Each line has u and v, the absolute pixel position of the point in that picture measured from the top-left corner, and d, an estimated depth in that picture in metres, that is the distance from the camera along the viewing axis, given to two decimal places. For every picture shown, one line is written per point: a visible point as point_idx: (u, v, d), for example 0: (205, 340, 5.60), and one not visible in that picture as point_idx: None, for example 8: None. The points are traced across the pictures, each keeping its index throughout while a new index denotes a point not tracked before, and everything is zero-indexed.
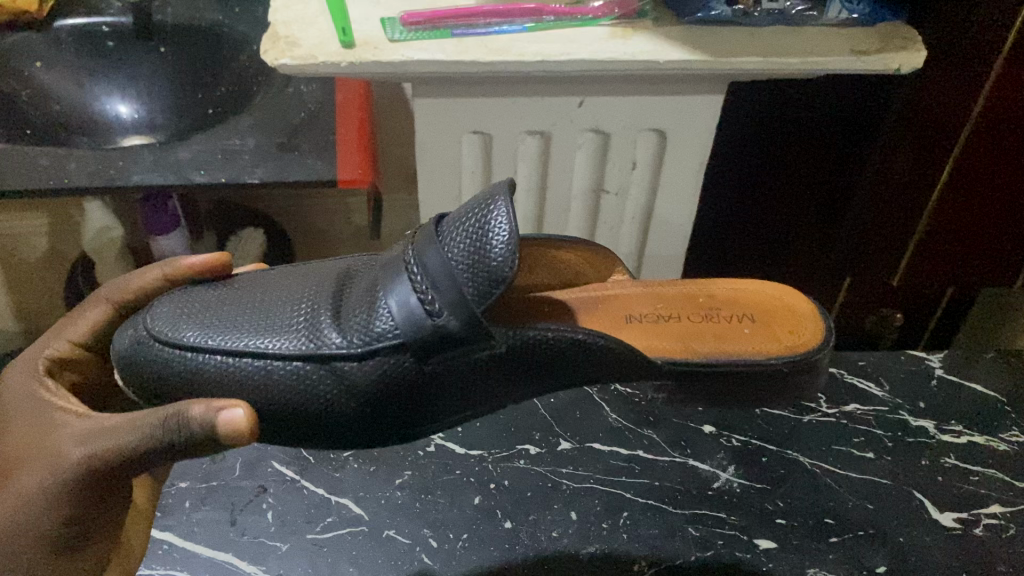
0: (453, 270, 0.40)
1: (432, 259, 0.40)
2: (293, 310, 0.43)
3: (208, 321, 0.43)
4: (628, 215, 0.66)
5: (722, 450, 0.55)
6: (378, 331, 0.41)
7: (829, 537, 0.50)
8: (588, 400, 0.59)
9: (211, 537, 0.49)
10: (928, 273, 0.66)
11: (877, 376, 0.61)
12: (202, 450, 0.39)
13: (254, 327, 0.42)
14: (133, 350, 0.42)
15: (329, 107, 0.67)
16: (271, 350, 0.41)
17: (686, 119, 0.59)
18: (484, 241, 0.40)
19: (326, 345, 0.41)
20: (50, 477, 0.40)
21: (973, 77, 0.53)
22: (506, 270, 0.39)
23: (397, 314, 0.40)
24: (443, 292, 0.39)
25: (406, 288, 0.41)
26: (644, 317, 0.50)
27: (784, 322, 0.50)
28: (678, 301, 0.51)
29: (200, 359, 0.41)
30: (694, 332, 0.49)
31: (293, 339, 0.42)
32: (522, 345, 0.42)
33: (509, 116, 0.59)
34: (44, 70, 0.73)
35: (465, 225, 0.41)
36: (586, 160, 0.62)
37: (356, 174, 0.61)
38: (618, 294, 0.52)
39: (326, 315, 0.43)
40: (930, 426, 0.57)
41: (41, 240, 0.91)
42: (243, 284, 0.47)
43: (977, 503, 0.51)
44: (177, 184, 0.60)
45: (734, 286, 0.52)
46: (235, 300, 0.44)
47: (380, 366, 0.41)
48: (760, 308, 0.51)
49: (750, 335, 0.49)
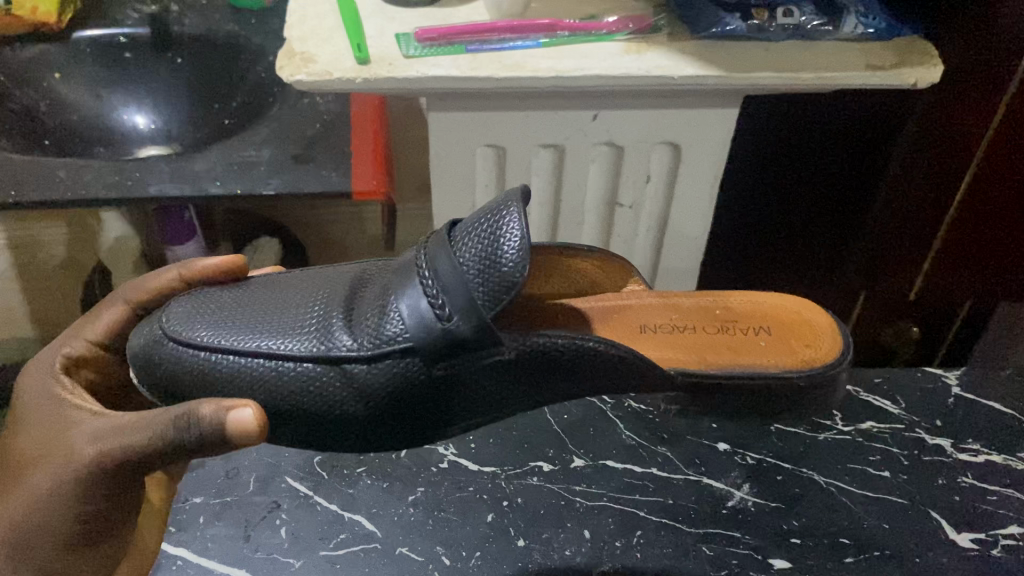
0: (464, 275, 0.40)
1: (443, 262, 0.40)
2: (305, 313, 0.43)
3: (220, 321, 0.43)
4: (643, 227, 0.66)
5: (736, 468, 0.55)
6: (388, 334, 0.41)
7: (845, 557, 0.49)
8: (601, 417, 0.59)
9: (225, 553, 0.49)
10: (947, 285, 0.65)
11: (893, 394, 0.61)
12: (210, 452, 0.39)
13: (266, 328, 0.42)
14: (147, 349, 0.42)
15: (344, 119, 0.68)
16: (283, 352, 0.41)
17: (701, 133, 0.59)
18: (496, 247, 0.39)
19: (337, 348, 0.41)
20: (64, 473, 0.41)
21: (993, 91, 0.53)
22: (516, 276, 0.39)
23: (407, 318, 0.40)
24: (454, 296, 0.39)
25: (417, 292, 0.40)
26: (658, 327, 0.50)
27: (799, 335, 0.50)
28: (693, 312, 0.51)
29: (211, 359, 0.41)
30: (708, 344, 0.49)
31: (305, 341, 0.42)
32: (533, 352, 0.41)
33: (525, 131, 0.59)
34: (63, 82, 0.74)
35: (477, 230, 0.41)
36: (600, 173, 0.62)
37: (371, 185, 0.61)
38: (631, 304, 0.51)
39: (338, 318, 0.43)
40: (947, 444, 0.57)
41: (59, 248, 0.92)
42: (258, 285, 0.47)
43: (996, 523, 0.51)
44: (193, 196, 0.60)
45: (751, 298, 0.52)
46: (248, 302, 0.45)
47: (390, 368, 0.41)
48: (777, 321, 0.51)
49: (765, 349, 0.49)
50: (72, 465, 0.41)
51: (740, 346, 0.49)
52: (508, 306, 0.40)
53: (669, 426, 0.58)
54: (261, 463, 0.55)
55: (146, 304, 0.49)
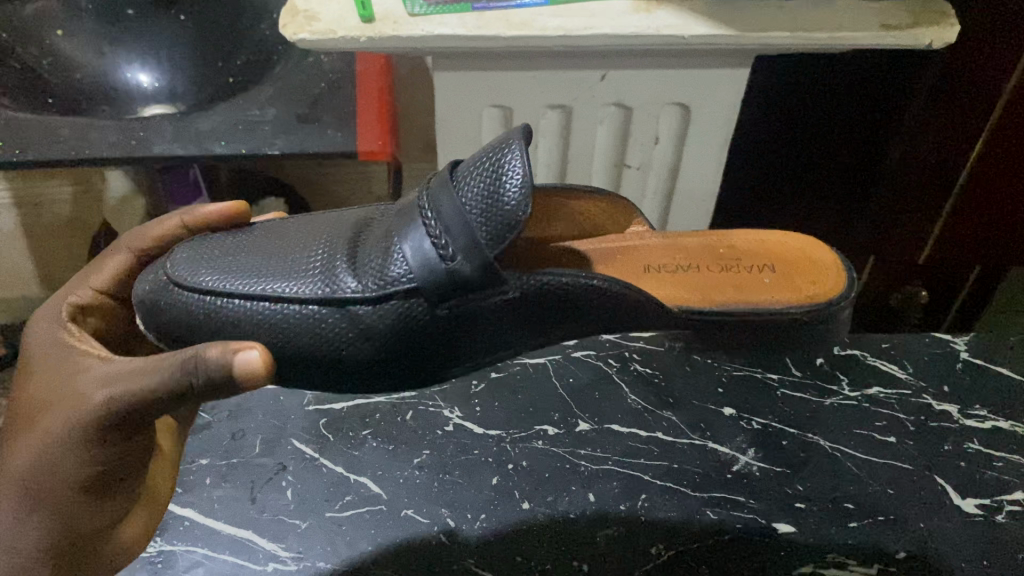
0: (466, 214, 0.39)
1: (445, 202, 0.40)
2: (309, 253, 0.43)
3: (225, 265, 0.42)
4: (650, 189, 0.65)
5: (742, 433, 0.55)
6: (392, 276, 0.40)
7: (850, 521, 0.49)
8: (607, 380, 0.59)
9: (232, 515, 0.49)
10: (955, 250, 0.64)
11: (901, 359, 0.60)
12: (217, 395, 0.39)
13: (271, 271, 0.42)
14: (154, 297, 0.42)
15: (349, 79, 0.67)
16: (289, 294, 0.41)
17: (710, 94, 0.58)
18: (497, 182, 0.39)
19: (343, 289, 0.41)
20: (72, 418, 0.41)
21: (1008, 49, 0.52)
22: (518, 214, 0.39)
23: (411, 259, 0.40)
24: (457, 236, 0.39)
25: (420, 234, 0.40)
26: (664, 267, 0.50)
27: (806, 272, 0.49)
28: (699, 253, 0.51)
29: (218, 303, 0.41)
30: (715, 283, 0.49)
31: (310, 283, 0.41)
32: (537, 292, 0.41)
33: (531, 90, 0.58)
34: (65, 39, 0.73)
35: (475, 171, 0.40)
36: (608, 135, 0.61)
37: (377, 146, 0.60)
38: (635, 245, 0.51)
39: (342, 259, 0.42)
40: (954, 410, 0.56)
41: (64, 207, 0.91)
42: (261, 231, 0.46)
43: (1001, 489, 0.51)
44: (197, 156, 0.60)
45: (755, 239, 0.52)
46: (252, 247, 0.44)
47: (395, 309, 0.40)
48: (780, 260, 0.51)
49: (771, 285, 0.49)
50: (80, 411, 0.41)
51: (743, 283, 0.49)
52: (511, 245, 0.40)
53: (675, 391, 0.58)
54: (267, 425, 0.55)
55: (148, 250, 0.49)
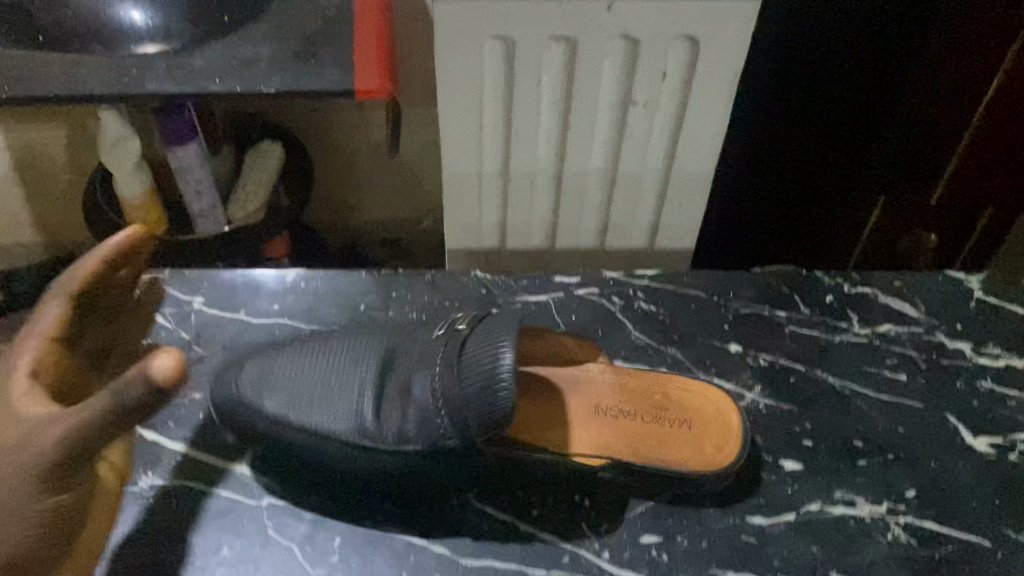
0: (465, 389, 0.46)
1: (448, 376, 0.46)
2: (344, 387, 0.50)
3: (277, 386, 0.50)
4: (657, 127, 0.63)
5: (747, 369, 0.55)
6: (403, 420, 0.47)
7: (858, 459, 0.51)
8: (611, 318, 0.58)
9: (224, 446, 0.53)
10: (971, 182, 0.66)
11: (914, 297, 0.59)
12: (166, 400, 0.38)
13: (314, 397, 0.49)
14: (225, 402, 0.50)
15: (345, 13, 0.65)
16: (326, 426, 0.48)
17: (721, 24, 0.56)
18: (495, 358, 0.46)
19: (369, 420, 0.48)
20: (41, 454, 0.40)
21: None
22: (507, 385, 0.45)
23: (416, 407, 0.47)
24: (453, 408, 0.46)
25: (427, 383, 0.47)
26: (607, 410, 0.51)
27: (716, 433, 0.51)
28: (636, 395, 0.52)
29: (272, 418, 0.49)
30: (643, 435, 0.50)
31: (347, 414, 0.48)
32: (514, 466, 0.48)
33: (534, 21, 0.56)
34: None
35: (477, 358, 0.46)
36: (613, 70, 0.59)
37: (373, 83, 0.59)
38: (589, 384, 0.53)
39: (371, 394, 0.49)
40: (967, 347, 0.56)
41: (59, 151, 0.89)
42: (302, 350, 0.52)
43: (1014, 426, 0.52)
44: (192, 93, 0.58)
45: (691, 390, 0.53)
46: (298, 369, 0.51)
47: (404, 461, 0.47)
48: (699, 415, 0.51)
49: (688, 443, 0.50)
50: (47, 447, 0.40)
51: (666, 438, 0.50)
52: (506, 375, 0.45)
53: (681, 327, 0.57)
54: None
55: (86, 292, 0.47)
